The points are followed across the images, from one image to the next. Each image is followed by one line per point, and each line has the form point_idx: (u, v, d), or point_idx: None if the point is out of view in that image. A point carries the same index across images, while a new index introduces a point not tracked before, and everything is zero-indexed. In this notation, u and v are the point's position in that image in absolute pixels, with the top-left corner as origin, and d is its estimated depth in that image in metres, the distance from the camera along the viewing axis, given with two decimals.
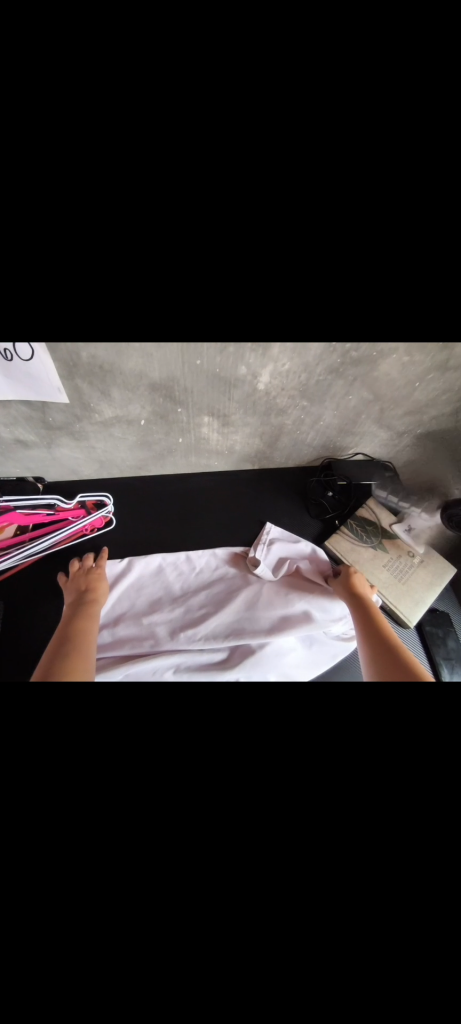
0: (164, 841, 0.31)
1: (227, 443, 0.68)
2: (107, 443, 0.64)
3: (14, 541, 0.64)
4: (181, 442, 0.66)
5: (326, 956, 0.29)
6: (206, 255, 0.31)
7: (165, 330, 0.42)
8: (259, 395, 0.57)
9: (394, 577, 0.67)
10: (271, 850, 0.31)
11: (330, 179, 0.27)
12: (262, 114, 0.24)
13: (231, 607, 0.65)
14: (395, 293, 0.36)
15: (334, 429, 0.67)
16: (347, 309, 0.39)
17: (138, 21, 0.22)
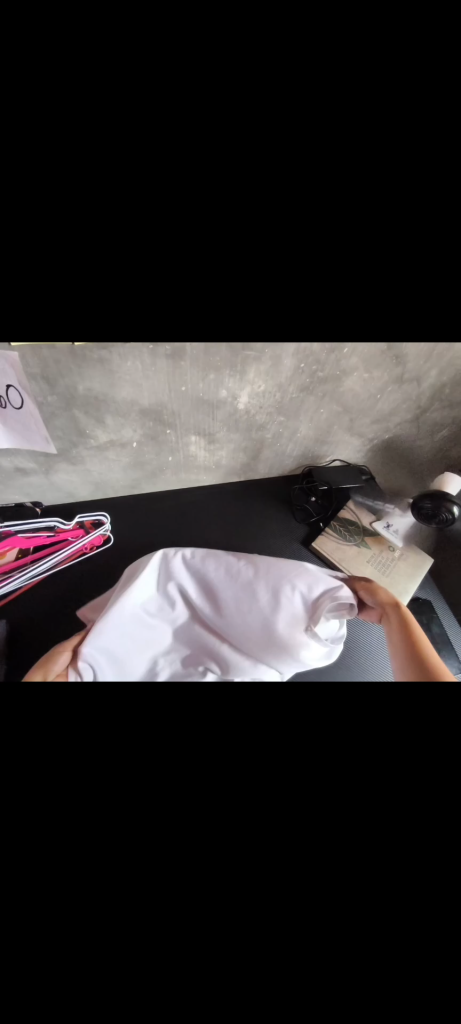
0: (185, 815, 0.34)
1: (214, 458, 0.73)
2: (102, 465, 0.67)
3: (15, 564, 0.64)
4: (171, 461, 0.70)
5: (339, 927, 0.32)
6: (185, 292, 0.36)
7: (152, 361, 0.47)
8: (240, 414, 0.62)
9: (376, 571, 0.73)
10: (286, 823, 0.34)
11: (292, 238, 0.31)
12: (237, 147, 0.25)
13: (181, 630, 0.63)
14: (351, 320, 0.42)
15: (311, 440, 0.73)
16: (314, 326, 0.44)
17: (115, 43, 0.22)
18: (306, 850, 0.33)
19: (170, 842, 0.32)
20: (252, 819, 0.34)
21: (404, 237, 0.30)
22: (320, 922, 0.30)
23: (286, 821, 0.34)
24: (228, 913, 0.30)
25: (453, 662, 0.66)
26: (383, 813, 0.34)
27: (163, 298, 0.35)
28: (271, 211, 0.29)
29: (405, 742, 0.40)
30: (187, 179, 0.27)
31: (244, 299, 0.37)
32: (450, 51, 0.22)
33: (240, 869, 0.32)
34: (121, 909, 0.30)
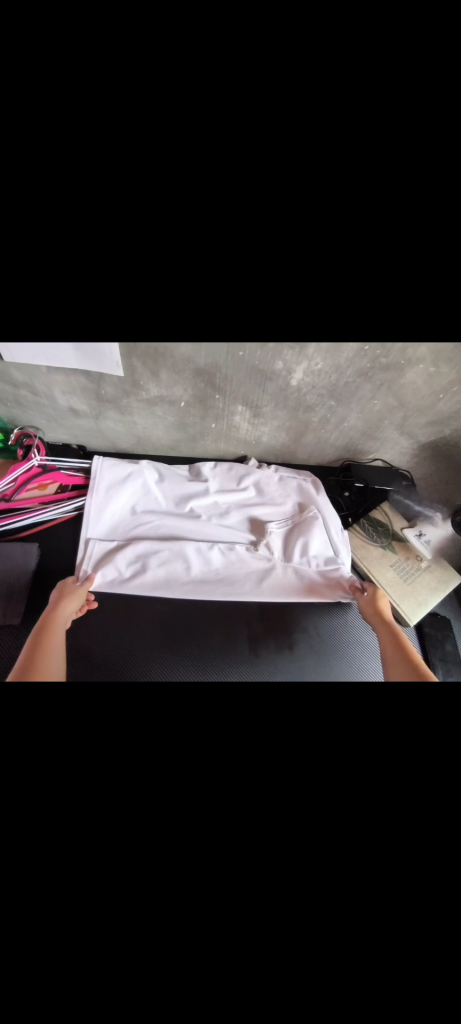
0: (181, 813, 0.39)
1: (255, 435, 0.72)
2: (148, 420, 0.69)
3: (55, 497, 0.73)
4: (213, 428, 0.70)
5: (289, 893, 0.36)
6: (262, 276, 0.37)
7: (217, 322, 0.47)
8: (291, 392, 0.61)
9: (399, 577, 0.67)
10: (260, 834, 0.39)
11: (370, 223, 0.31)
12: (337, 112, 0.26)
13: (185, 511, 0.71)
14: (426, 301, 0.40)
15: (357, 434, 0.70)
16: (384, 309, 0.42)
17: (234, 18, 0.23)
18: (272, 873, 0.37)
19: (159, 848, 0.37)
20: (234, 818, 0.39)
21: None
22: (277, 918, 0.35)
23: (266, 812, 0.40)
24: (203, 903, 0.35)
25: None
26: (350, 813, 0.40)
27: (243, 272, 0.36)
28: (358, 193, 0.29)
29: (407, 763, 0.43)
30: (286, 135, 0.27)
31: (316, 280, 0.37)
32: None
33: (212, 876, 0.36)
34: (135, 869, 0.36)
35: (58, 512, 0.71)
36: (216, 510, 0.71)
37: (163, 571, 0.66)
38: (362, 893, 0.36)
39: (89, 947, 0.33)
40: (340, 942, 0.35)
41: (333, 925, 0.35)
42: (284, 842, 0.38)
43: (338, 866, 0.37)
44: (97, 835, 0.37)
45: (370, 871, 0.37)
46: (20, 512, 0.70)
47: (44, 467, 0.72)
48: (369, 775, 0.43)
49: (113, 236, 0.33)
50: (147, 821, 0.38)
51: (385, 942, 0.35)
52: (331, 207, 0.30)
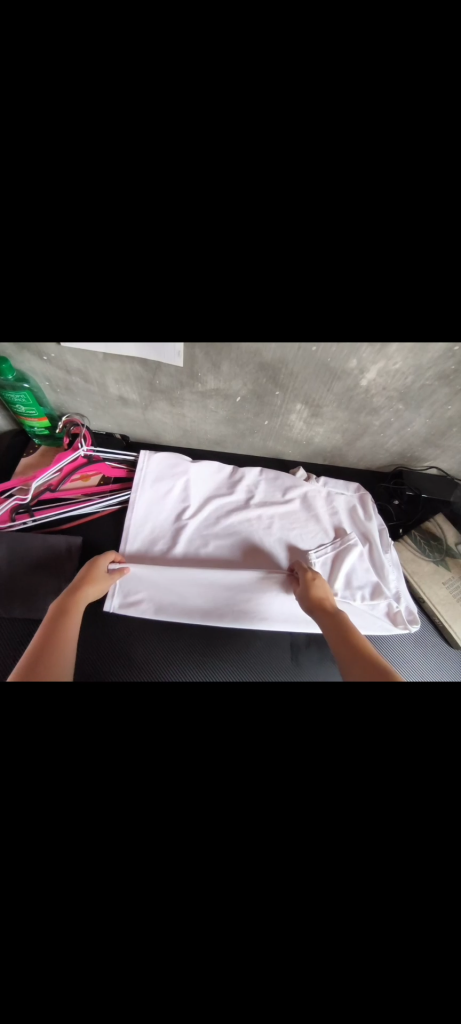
0: (258, 842, 0.37)
1: (308, 436, 0.67)
2: (196, 414, 0.66)
3: (98, 488, 0.72)
4: (266, 425, 0.66)
5: (372, 938, 0.34)
6: (377, 270, 0.32)
7: (296, 321, 0.43)
8: (357, 393, 0.56)
9: (451, 596, 0.62)
10: (336, 879, 0.36)
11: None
12: None
13: (224, 521, 0.65)
14: None
15: (419, 440, 0.64)
16: None
17: (378, 25, 0.22)
18: (351, 917, 0.34)
19: (234, 877, 0.36)
20: (309, 854, 0.37)
21: None
22: (361, 965, 0.34)
23: (343, 856, 0.36)
24: (286, 936, 0.34)
25: None
26: (410, 843, 0.37)
27: (357, 266, 0.32)
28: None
29: (446, 787, 0.41)
30: (427, 110, 0.23)
31: (427, 274, 0.32)
32: None
33: (292, 913, 0.35)
34: (224, 888, 0.35)
35: (102, 505, 0.70)
36: (256, 524, 0.65)
37: (204, 588, 0.61)
38: (440, 949, 0.34)
39: (146, 962, 0.34)
40: (423, 990, 0.33)
41: (417, 973, 0.34)
42: (361, 886, 0.35)
43: (416, 918, 0.34)
44: (148, 851, 0.36)
45: (426, 931, 0.34)
46: (65, 503, 0.70)
47: (88, 458, 0.71)
48: (424, 798, 0.39)
49: (204, 227, 0.29)
50: (200, 842, 0.37)
51: (441, 1004, 0.33)
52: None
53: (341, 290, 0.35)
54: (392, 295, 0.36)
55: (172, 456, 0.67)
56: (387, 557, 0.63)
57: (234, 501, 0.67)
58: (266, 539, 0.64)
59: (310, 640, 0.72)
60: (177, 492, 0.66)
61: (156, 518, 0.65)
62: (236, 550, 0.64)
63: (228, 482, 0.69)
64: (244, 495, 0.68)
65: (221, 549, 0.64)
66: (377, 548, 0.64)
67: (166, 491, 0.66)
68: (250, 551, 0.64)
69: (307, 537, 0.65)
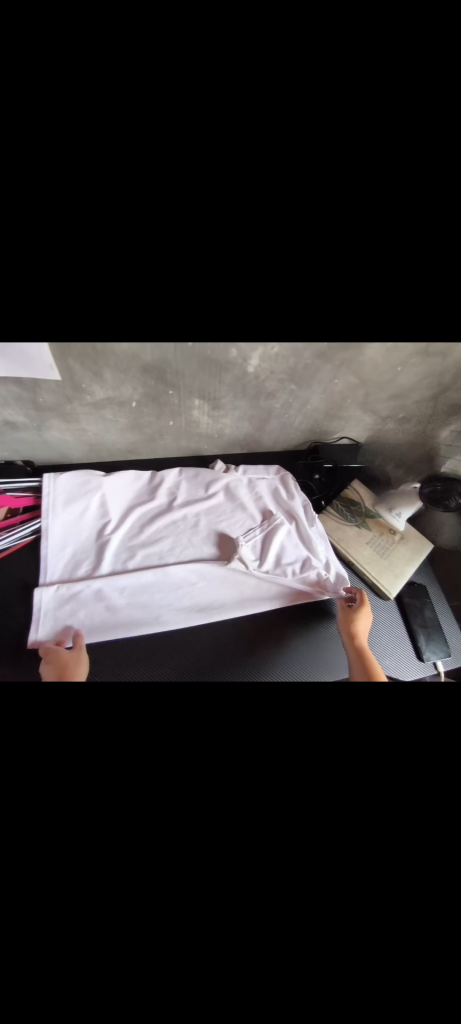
0: (202, 838, 0.39)
1: (217, 429, 0.68)
2: (98, 425, 0.64)
3: (5, 523, 0.66)
4: (172, 426, 0.65)
5: (326, 885, 0.38)
6: (241, 228, 0.36)
7: (157, 302, 0.44)
8: (247, 380, 0.58)
9: (376, 553, 0.67)
10: (286, 853, 0.39)
11: (343, 183, 0.34)
12: (245, 94, 0.29)
13: (149, 528, 0.64)
14: (363, 267, 0.40)
15: (320, 416, 0.68)
16: (322, 274, 0.41)
17: (135, 25, 0.27)
18: (302, 878, 0.38)
19: (187, 887, 0.36)
20: (251, 844, 0.39)
21: (399, 175, 0.33)
22: (321, 921, 0.36)
23: (287, 828, 0.40)
24: (245, 909, 0.36)
25: (443, 650, 0.62)
26: (348, 810, 0.41)
27: (218, 219, 0.35)
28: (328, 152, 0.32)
29: (388, 752, 0.47)
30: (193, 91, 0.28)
31: (251, 229, 0.36)
32: (450, 38, 0.27)
33: (241, 888, 0.37)
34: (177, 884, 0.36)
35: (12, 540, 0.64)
36: (182, 524, 0.65)
37: (139, 596, 0.61)
38: (417, 885, 0.38)
39: (111, 996, 0.33)
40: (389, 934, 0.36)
41: (376, 899, 0.37)
42: (301, 860, 0.39)
43: (366, 855, 0.39)
44: (100, 866, 0.36)
45: (379, 877, 0.38)
46: None
47: None
48: (366, 771, 0.45)
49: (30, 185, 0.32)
50: (154, 841, 0.38)
51: (398, 948, 0.36)
52: (314, 113, 0.31)
53: (182, 249, 0.37)
54: (238, 264, 0.39)
55: (83, 471, 0.64)
56: (314, 532, 0.66)
57: (157, 507, 0.66)
58: (195, 538, 0.65)
59: (260, 627, 0.65)
60: (94, 509, 0.63)
61: (76, 536, 0.62)
62: (166, 553, 0.63)
63: (148, 489, 0.67)
64: (167, 498, 0.67)
65: (150, 556, 0.63)
66: (303, 526, 0.66)
67: (82, 509, 0.63)
68: (180, 553, 0.64)
69: (234, 528, 0.66)
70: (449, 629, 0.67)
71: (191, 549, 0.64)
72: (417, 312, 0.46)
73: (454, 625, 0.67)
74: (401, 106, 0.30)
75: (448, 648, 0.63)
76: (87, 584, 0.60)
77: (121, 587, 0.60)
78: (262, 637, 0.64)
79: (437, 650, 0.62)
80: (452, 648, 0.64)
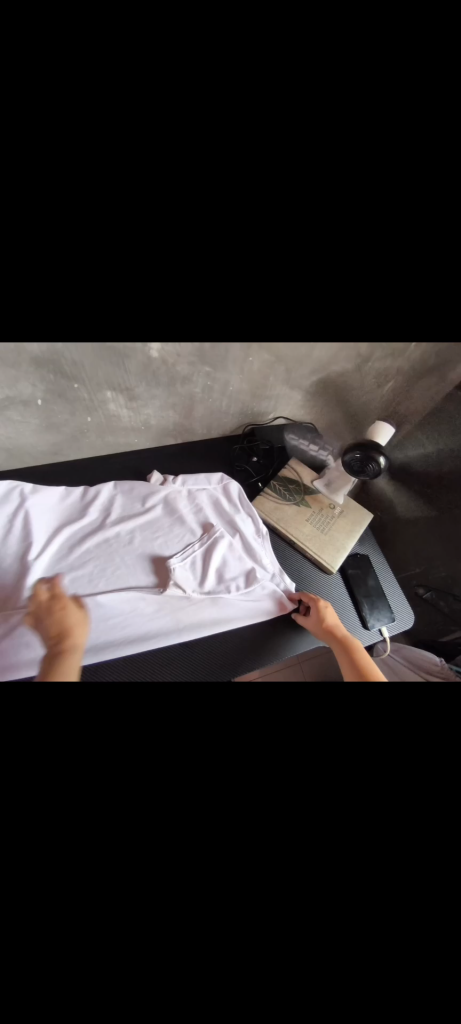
0: (131, 855, 0.33)
1: (142, 419, 0.64)
2: (7, 431, 0.57)
3: None
4: (90, 420, 0.60)
5: (280, 863, 0.34)
6: (90, 224, 0.30)
7: (26, 297, 0.36)
8: (157, 367, 0.54)
9: (316, 529, 0.67)
10: (234, 839, 0.34)
11: (204, 176, 0.28)
12: (73, 43, 0.23)
13: (79, 550, 0.60)
14: (253, 271, 0.36)
15: (247, 395, 0.66)
16: (208, 277, 0.36)
17: None
18: (250, 858, 0.34)
19: (115, 945, 0.30)
20: (188, 828, 0.34)
21: (289, 167, 0.29)
22: (277, 899, 0.33)
23: (231, 817, 0.35)
24: (191, 908, 0.32)
25: (388, 616, 0.63)
26: (299, 816, 0.36)
27: (70, 217, 0.29)
28: (174, 155, 0.27)
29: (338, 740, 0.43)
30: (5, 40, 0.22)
31: (118, 216, 0.30)
32: (318, 34, 0.25)
33: (183, 885, 0.32)
34: (106, 929, 0.30)
35: None
36: (114, 545, 0.61)
37: None
38: (388, 855, 0.35)
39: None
40: (358, 899, 0.33)
41: (340, 874, 0.34)
42: (245, 894, 0.33)
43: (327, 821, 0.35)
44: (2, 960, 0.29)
45: (335, 895, 0.34)
46: None
47: None
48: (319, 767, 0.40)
49: None
50: (69, 908, 0.30)
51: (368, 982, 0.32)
52: (149, 116, 0.26)
53: (35, 229, 0.30)
54: (107, 256, 0.32)
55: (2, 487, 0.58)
56: (256, 540, 0.65)
57: (89, 523, 0.63)
58: (130, 558, 0.61)
59: (186, 653, 0.59)
60: (15, 530, 0.58)
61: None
62: (96, 577, 0.59)
63: (80, 505, 0.64)
64: (100, 516, 0.63)
65: (81, 582, 0.58)
66: (245, 536, 0.65)
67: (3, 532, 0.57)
68: (113, 579, 0.59)
69: (171, 543, 0.63)
70: (394, 596, 0.68)
71: (125, 572, 0.60)
72: (320, 314, 0.44)
73: (398, 587, 0.68)
74: (259, 97, 0.26)
75: (392, 614, 0.64)
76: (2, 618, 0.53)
77: (40, 625, 0.55)
78: (183, 658, 0.59)
79: (380, 617, 0.63)
80: (397, 611, 0.66)
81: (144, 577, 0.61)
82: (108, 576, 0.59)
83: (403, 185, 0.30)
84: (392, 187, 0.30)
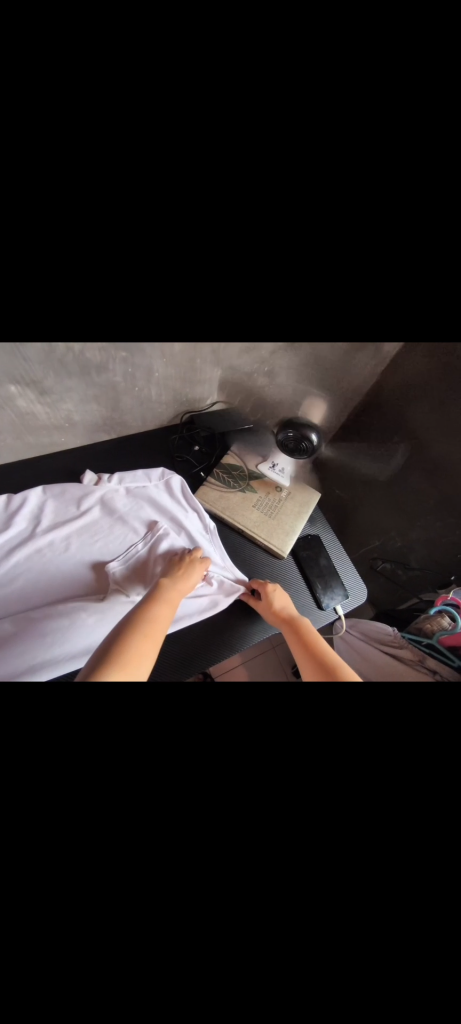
0: (27, 937, 0.24)
1: (62, 415, 0.58)
2: None
3: None
4: (1, 422, 0.53)
5: (220, 912, 0.26)
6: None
7: None
8: (65, 355, 0.48)
9: (264, 515, 0.65)
10: (158, 883, 0.26)
11: (49, 116, 0.22)
12: None
13: (7, 564, 0.53)
14: (135, 246, 0.31)
15: (176, 380, 0.62)
16: (86, 250, 0.31)
17: None
18: (178, 908, 0.26)
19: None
20: (93, 893, 0.25)
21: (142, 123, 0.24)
22: (214, 957, 0.25)
23: (152, 862, 0.26)
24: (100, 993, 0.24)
25: (342, 594, 0.63)
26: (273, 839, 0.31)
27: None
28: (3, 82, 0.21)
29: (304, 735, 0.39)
30: None
31: None
32: None
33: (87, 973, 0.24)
34: (3, 1015, 0.23)
35: None
36: (49, 554, 0.56)
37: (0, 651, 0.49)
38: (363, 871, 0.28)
39: None
40: (323, 944, 0.26)
41: (294, 907, 0.27)
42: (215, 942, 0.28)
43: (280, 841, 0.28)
44: None
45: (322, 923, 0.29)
46: None
47: None
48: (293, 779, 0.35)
49: None
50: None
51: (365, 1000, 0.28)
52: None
53: None
54: None
55: None
56: (204, 534, 0.63)
57: (17, 534, 0.56)
58: (68, 566, 0.56)
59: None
60: None
61: None
62: (28, 592, 0.53)
63: (5, 514, 0.56)
64: (29, 525, 0.57)
65: (12, 599, 0.52)
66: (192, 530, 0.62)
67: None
68: (51, 591, 0.54)
69: (113, 545, 0.58)
70: (348, 573, 0.67)
71: (63, 582, 0.55)
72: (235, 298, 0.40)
73: (351, 565, 0.68)
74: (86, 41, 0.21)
75: (346, 592, 0.64)
76: None
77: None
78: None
79: (335, 596, 0.62)
80: (351, 587, 0.66)
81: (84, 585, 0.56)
82: (44, 588, 0.54)
83: (289, 156, 0.27)
84: (274, 160, 0.27)
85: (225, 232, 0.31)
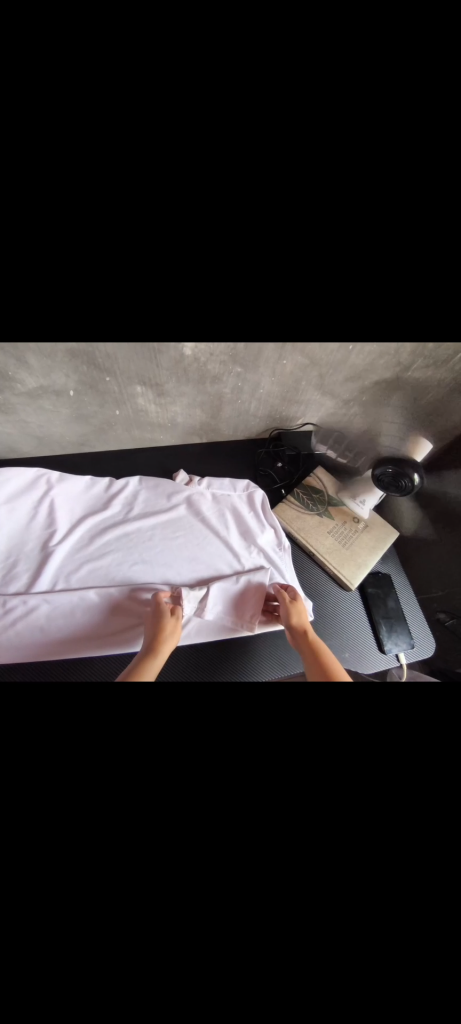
0: (114, 875, 0.29)
1: (168, 415, 0.63)
2: (40, 417, 0.59)
3: None
4: (119, 414, 0.60)
5: (274, 903, 0.30)
6: (127, 242, 0.27)
7: (76, 315, 0.37)
8: (189, 365, 0.53)
9: (337, 544, 0.65)
10: (222, 874, 0.30)
11: (261, 190, 0.26)
12: (129, 63, 0.21)
13: (101, 540, 0.60)
14: (288, 296, 0.34)
15: (277, 397, 0.64)
16: (244, 305, 0.36)
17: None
18: (237, 891, 0.30)
19: (106, 968, 0.27)
20: (170, 858, 0.30)
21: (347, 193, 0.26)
22: (259, 925, 0.29)
23: (220, 846, 0.31)
24: (164, 926, 0.28)
25: (407, 642, 0.61)
26: (314, 853, 0.32)
27: (86, 233, 0.27)
28: (228, 167, 0.24)
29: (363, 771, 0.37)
30: (62, 74, 0.21)
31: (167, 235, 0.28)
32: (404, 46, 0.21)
33: (154, 927, 0.28)
34: (87, 940, 0.28)
35: None
36: (134, 540, 0.61)
37: (88, 614, 0.56)
38: (405, 917, 0.30)
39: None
40: (352, 954, 0.29)
41: None
42: (251, 936, 0.29)
43: None
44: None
45: (353, 956, 0.29)
46: None
47: None
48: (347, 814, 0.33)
49: None
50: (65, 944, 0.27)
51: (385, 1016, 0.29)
52: (205, 145, 0.24)
53: (85, 260, 0.29)
54: (151, 271, 0.30)
55: (32, 473, 0.61)
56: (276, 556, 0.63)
57: (112, 516, 0.63)
58: (150, 556, 0.60)
59: (192, 651, 0.60)
60: (42, 517, 0.60)
61: (23, 542, 0.59)
62: (113, 570, 0.59)
63: (104, 496, 0.64)
64: (122, 510, 0.63)
65: (101, 573, 0.59)
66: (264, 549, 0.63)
67: (29, 517, 0.60)
68: (130, 577, 0.59)
69: (191, 549, 0.62)
70: (412, 618, 0.66)
71: (142, 570, 0.59)
72: (365, 327, 0.43)
73: (416, 610, 0.66)
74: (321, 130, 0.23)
75: (411, 640, 0.61)
76: (22, 600, 0.55)
77: (57, 610, 0.56)
78: (197, 662, 0.59)
79: (398, 640, 0.61)
80: (416, 639, 0.64)
81: (160, 577, 0.59)
82: (127, 570, 0.59)
83: None
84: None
85: (380, 277, 0.32)
